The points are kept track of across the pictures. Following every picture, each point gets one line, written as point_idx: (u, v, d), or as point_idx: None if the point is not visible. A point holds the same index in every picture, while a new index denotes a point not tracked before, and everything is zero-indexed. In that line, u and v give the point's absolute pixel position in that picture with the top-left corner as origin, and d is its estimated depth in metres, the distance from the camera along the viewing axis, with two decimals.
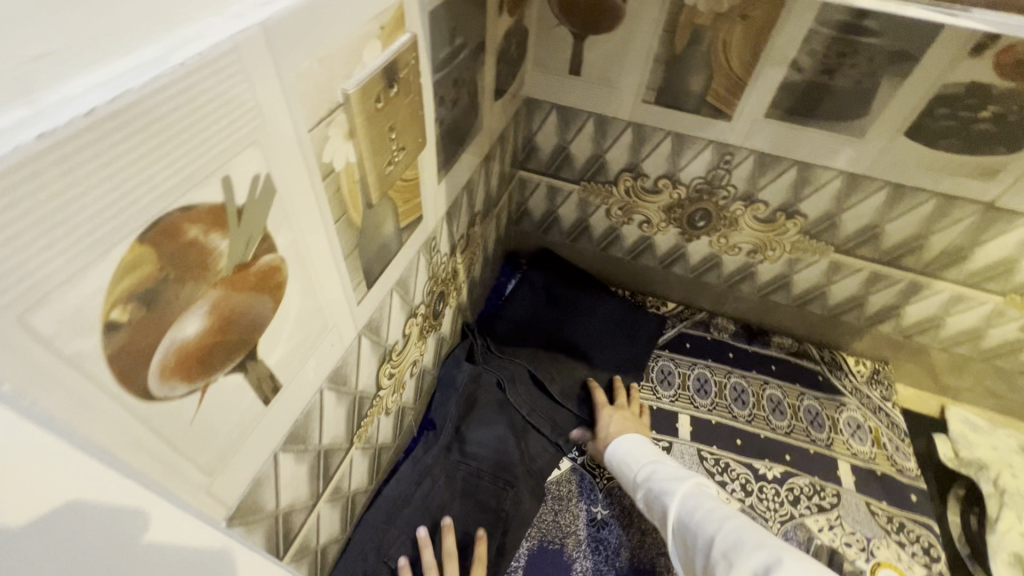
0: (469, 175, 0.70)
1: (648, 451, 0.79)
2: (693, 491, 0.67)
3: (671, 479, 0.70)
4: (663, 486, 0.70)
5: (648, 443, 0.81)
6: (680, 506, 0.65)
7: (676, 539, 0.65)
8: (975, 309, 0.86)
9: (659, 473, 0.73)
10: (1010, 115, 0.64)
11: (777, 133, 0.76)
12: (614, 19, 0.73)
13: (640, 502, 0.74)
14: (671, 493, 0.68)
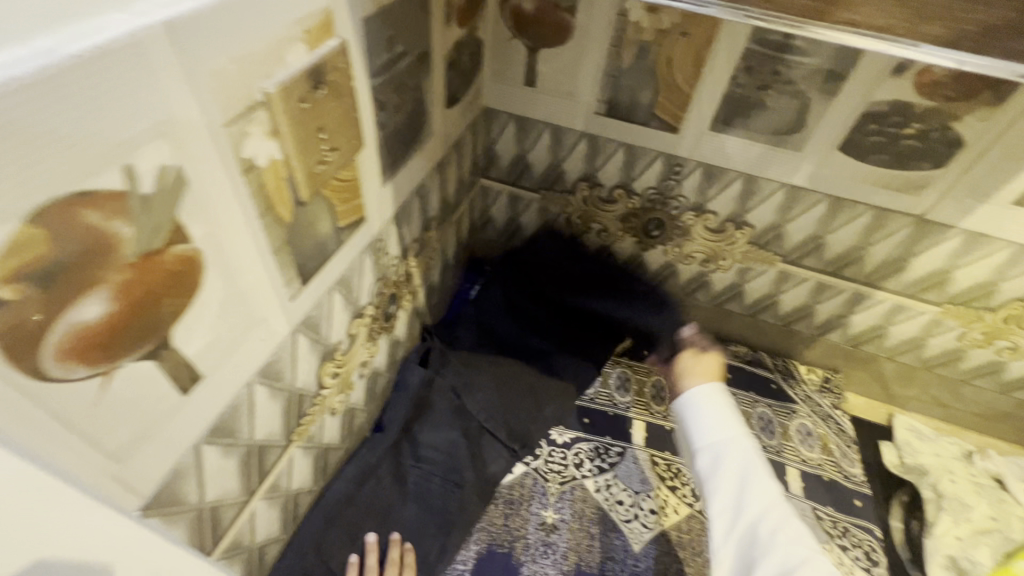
0: (420, 180, 0.72)
1: (732, 424, 0.65)
2: (781, 505, 0.58)
3: (763, 479, 0.60)
4: (752, 486, 0.59)
5: (729, 408, 0.67)
6: (765, 521, 0.57)
7: (730, 534, 0.59)
8: (915, 319, 0.90)
9: (748, 463, 0.61)
10: (931, 132, 0.68)
11: (722, 146, 0.79)
12: (564, 33, 0.75)
13: (700, 468, 0.64)
14: (758, 500, 0.58)
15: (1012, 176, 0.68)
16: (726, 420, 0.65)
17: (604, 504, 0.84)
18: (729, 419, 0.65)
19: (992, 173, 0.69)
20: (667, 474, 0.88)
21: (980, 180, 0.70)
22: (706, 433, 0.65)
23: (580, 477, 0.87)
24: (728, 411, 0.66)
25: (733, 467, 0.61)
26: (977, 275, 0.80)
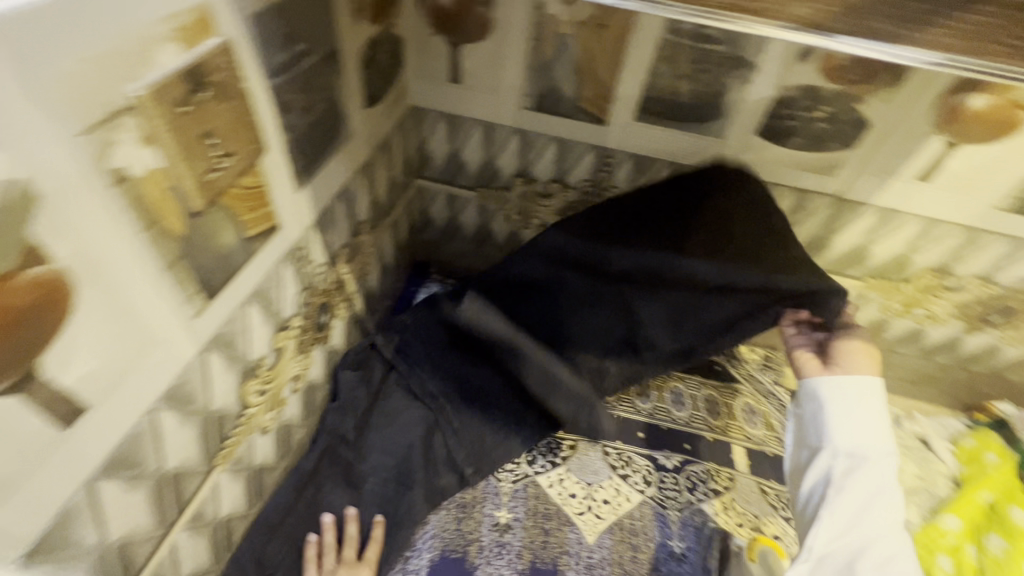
0: (344, 183, 0.70)
1: (879, 433, 0.68)
2: (891, 531, 0.63)
3: (892, 506, 0.64)
4: (878, 512, 0.64)
5: (880, 413, 0.68)
6: (879, 545, 0.62)
7: (834, 548, 0.63)
8: (841, 295, 0.94)
9: (887, 484, 0.65)
10: (839, 115, 0.71)
11: (648, 136, 0.80)
12: (485, 28, 0.74)
13: (836, 470, 0.66)
14: (878, 527, 0.63)
15: (914, 153, 0.72)
16: (870, 427, 0.68)
17: (557, 499, 0.83)
18: (866, 420, 0.68)
19: (897, 151, 0.72)
20: (618, 463, 0.88)
21: (887, 158, 0.74)
22: (847, 437, 0.68)
23: (532, 474, 0.85)
24: (874, 416, 0.68)
25: (864, 477, 0.65)
26: (893, 248, 0.84)
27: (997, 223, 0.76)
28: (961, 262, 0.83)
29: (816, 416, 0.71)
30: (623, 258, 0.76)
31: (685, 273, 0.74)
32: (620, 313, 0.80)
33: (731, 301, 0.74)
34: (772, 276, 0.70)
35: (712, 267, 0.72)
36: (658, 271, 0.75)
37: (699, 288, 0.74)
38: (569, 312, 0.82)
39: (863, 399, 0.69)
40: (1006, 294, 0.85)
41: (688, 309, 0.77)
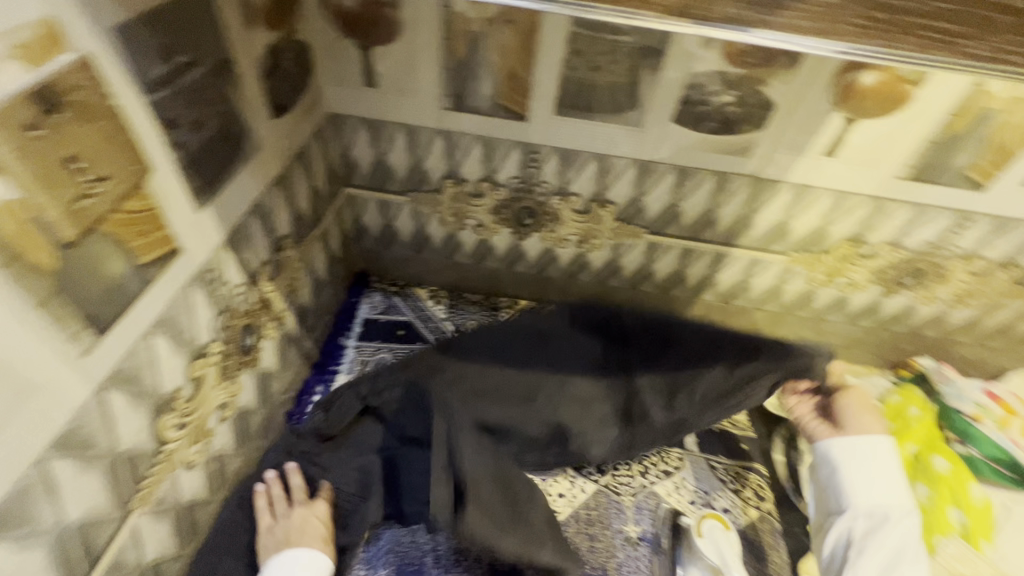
0: (257, 199, 0.67)
1: (894, 482, 0.73)
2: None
3: (911, 556, 0.68)
4: (909, 543, 0.69)
5: (892, 467, 0.74)
6: None
7: None
8: (769, 270, 0.98)
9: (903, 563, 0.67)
10: (746, 98, 0.73)
11: (570, 129, 0.80)
12: (393, 29, 0.73)
13: (856, 535, 0.70)
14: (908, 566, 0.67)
15: (818, 130, 0.75)
16: (883, 478, 0.73)
17: None
18: (881, 477, 0.73)
19: (802, 129, 0.75)
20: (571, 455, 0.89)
21: (794, 136, 0.77)
22: (864, 496, 0.72)
23: None
24: (888, 469, 0.73)
25: (887, 536, 0.69)
26: (810, 222, 0.88)
27: (900, 191, 0.81)
28: (872, 231, 0.88)
29: (830, 478, 0.76)
30: (641, 338, 0.95)
31: (683, 341, 0.93)
32: (607, 395, 0.91)
33: (723, 366, 0.89)
34: (748, 343, 0.90)
35: (700, 333, 0.93)
36: (660, 346, 0.94)
37: (690, 360, 0.91)
38: (572, 390, 0.91)
39: (874, 452, 0.75)
40: (914, 257, 0.91)
41: (686, 381, 0.89)
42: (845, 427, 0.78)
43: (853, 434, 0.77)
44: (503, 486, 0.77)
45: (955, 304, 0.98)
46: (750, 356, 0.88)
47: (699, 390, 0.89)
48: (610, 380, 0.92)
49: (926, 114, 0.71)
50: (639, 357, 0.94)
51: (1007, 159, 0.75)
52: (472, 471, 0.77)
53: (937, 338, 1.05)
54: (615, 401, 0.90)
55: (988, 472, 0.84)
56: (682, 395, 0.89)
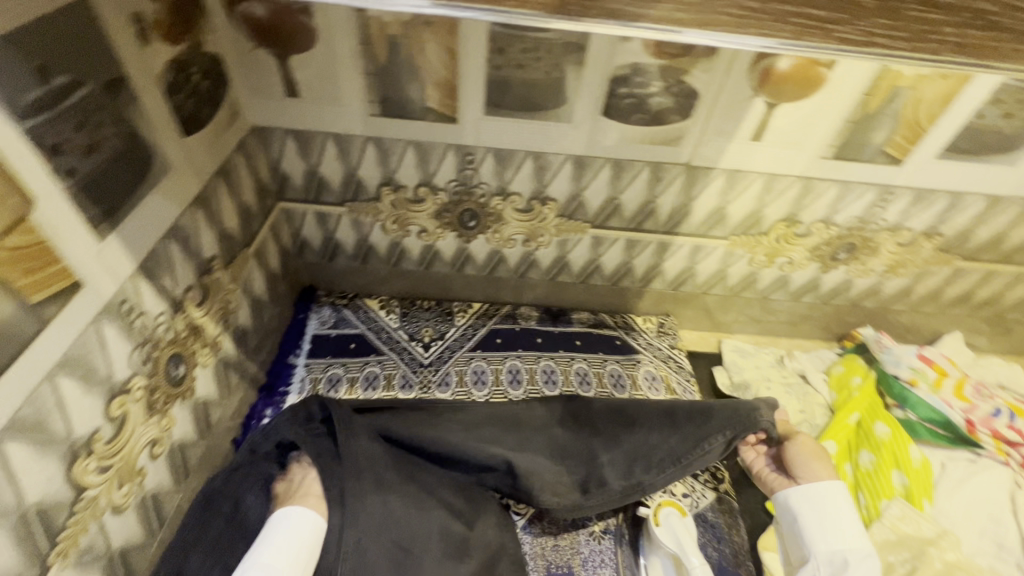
0: (175, 222, 0.63)
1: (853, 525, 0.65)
2: None
3: None
4: None
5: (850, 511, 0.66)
6: None
7: None
8: (713, 255, 1.00)
9: None
10: (671, 89, 0.74)
11: (502, 128, 0.80)
12: (309, 37, 0.70)
13: None
14: None
15: (743, 116, 0.77)
16: (845, 524, 0.65)
17: None
18: (842, 520, 0.65)
19: (728, 115, 0.77)
20: None
21: (722, 123, 0.78)
22: (826, 540, 0.64)
23: None
24: (853, 517, 0.66)
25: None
26: (746, 206, 0.90)
27: (826, 170, 0.84)
28: (804, 210, 0.90)
29: (794, 524, 0.68)
30: (598, 409, 0.84)
31: (639, 413, 0.81)
32: (567, 452, 0.80)
33: (689, 436, 0.76)
34: (711, 410, 0.78)
35: (664, 410, 0.80)
36: (623, 426, 0.81)
37: (652, 430, 0.79)
38: (529, 444, 0.80)
39: (835, 497, 0.67)
40: (846, 232, 0.94)
41: (648, 461, 0.76)
42: (799, 475, 0.71)
43: (807, 481, 0.69)
44: (408, 542, 0.66)
45: (889, 274, 1.02)
46: (700, 419, 0.77)
47: (660, 464, 0.76)
48: (572, 440, 0.81)
49: (843, 95, 0.74)
50: (596, 431, 0.81)
51: (920, 134, 0.78)
52: (398, 508, 0.67)
53: (875, 308, 1.10)
54: (571, 462, 0.79)
55: (928, 434, 0.88)
56: (642, 469, 0.76)
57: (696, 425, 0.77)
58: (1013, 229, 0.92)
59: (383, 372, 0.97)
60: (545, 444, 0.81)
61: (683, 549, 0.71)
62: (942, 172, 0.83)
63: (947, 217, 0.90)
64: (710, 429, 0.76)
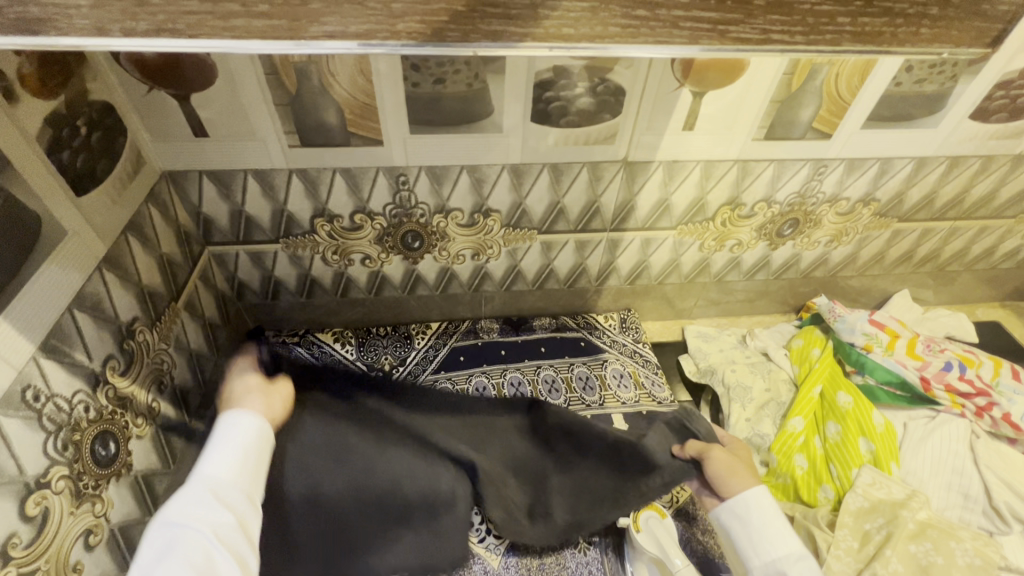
0: (78, 291, 0.58)
1: (778, 532, 0.65)
2: None
3: None
4: None
5: (775, 517, 0.66)
6: None
7: None
8: (664, 246, 0.99)
9: None
10: (597, 87, 0.72)
11: (430, 145, 0.76)
12: (207, 73, 0.65)
13: None
14: None
15: (672, 108, 0.76)
16: (772, 529, 0.65)
17: None
18: (767, 528, 0.65)
19: (657, 109, 0.76)
20: None
21: (653, 116, 0.77)
22: (759, 552, 0.64)
23: None
24: (779, 521, 0.66)
25: None
26: (688, 194, 0.90)
27: (759, 151, 0.84)
28: (745, 192, 0.91)
29: (733, 544, 0.68)
30: (551, 424, 0.83)
31: (586, 442, 0.81)
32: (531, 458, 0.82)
33: (638, 481, 0.77)
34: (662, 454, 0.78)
35: (614, 446, 0.79)
36: (574, 453, 0.81)
37: (600, 467, 0.79)
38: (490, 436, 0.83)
39: (762, 506, 0.67)
40: (788, 209, 0.95)
41: (586, 494, 0.78)
42: (723, 491, 0.71)
43: (732, 494, 0.70)
44: (336, 520, 0.69)
45: (834, 244, 1.04)
46: (645, 462, 0.78)
47: (603, 502, 0.76)
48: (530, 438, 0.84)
49: (765, 77, 0.74)
50: (552, 454, 0.82)
51: (845, 107, 0.79)
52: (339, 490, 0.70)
53: (826, 277, 1.12)
54: (524, 480, 0.80)
55: (887, 398, 0.90)
56: (584, 499, 0.78)
57: (644, 466, 0.77)
58: (943, 186, 0.95)
59: None
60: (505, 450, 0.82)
61: (665, 551, 0.70)
62: (869, 141, 0.85)
63: (880, 183, 0.92)
64: (655, 474, 0.76)
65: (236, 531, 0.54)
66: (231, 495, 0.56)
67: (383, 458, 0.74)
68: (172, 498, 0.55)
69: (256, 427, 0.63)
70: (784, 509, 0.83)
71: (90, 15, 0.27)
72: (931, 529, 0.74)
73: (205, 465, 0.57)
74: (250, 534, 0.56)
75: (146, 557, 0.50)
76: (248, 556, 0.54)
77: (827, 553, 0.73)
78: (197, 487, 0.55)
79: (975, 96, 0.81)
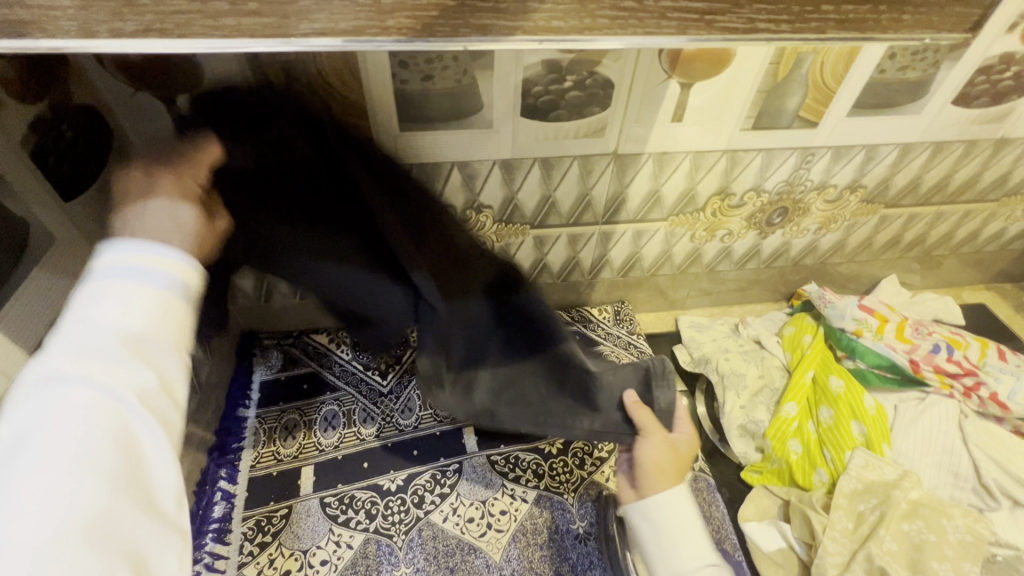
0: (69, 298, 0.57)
1: (687, 538, 0.61)
2: None
3: None
4: None
5: (687, 519, 0.62)
6: None
7: None
8: (655, 238, 1.00)
9: None
10: (586, 81, 0.73)
11: (420, 143, 0.76)
12: None
13: None
14: None
15: (660, 100, 0.76)
16: (684, 534, 0.61)
17: (455, 529, 0.81)
18: (678, 532, 0.62)
19: (646, 101, 0.76)
20: (506, 468, 0.88)
21: (642, 107, 0.77)
22: (666, 559, 0.61)
23: (424, 514, 0.82)
24: (689, 525, 0.62)
25: None
26: (678, 185, 0.90)
27: (747, 142, 0.85)
28: (734, 182, 0.91)
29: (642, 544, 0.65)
30: (517, 311, 0.73)
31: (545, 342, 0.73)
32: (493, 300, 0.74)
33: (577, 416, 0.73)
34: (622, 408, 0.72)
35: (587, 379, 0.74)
36: (525, 346, 0.73)
37: (543, 372, 0.73)
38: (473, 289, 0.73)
39: (677, 508, 0.63)
40: (777, 197, 0.96)
41: (506, 396, 0.75)
42: (641, 488, 0.66)
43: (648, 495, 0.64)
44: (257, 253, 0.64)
45: (822, 231, 1.05)
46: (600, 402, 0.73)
47: (529, 405, 0.75)
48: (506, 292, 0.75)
49: (752, 67, 0.74)
50: (502, 328, 0.73)
51: (830, 95, 0.80)
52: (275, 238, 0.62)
53: (816, 264, 1.14)
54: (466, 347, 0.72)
55: (875, 379, 0.92)
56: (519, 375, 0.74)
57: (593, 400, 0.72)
58: (928, 171, 0.96)
59: (342, 410, 0.93)
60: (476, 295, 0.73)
61: None
62: (855, 128, 0.86)
63: (866, 169, 0.94)
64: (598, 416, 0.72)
65: (162, 395, 0.39)
66: (147, 346, 0.39)
67: (320, 270, 0.66)
68: (50, 345, 0.38)
69: (177, 262, 0.43)
70: (780, 494, 0.85)
71: (75, 16, 0.27)
72: (923, 507, 0.75)
73: (96, 306, 0.39)
74: (180, 396, 0.42)
75: (15, 423, 0.35)
76: (173, 419, 0.40)
77: (822, 534, 0.75)
78: (98, 339, 0.38)
79: (958, 82, 0.82)
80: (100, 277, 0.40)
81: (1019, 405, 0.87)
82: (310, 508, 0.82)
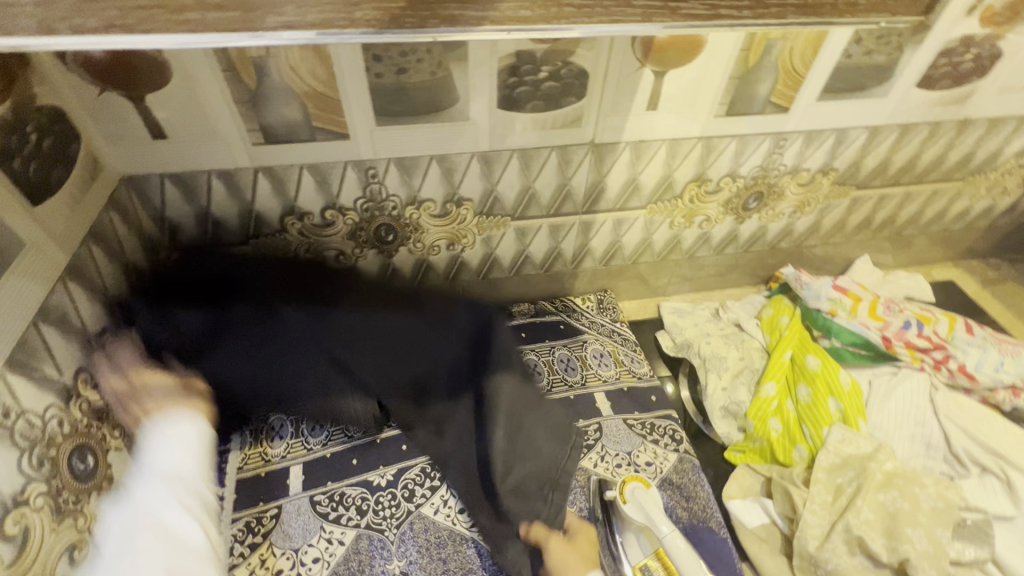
0: (42, 303, 0.56)
1: None
2: None
3: None
4: None
5: None
6: None
7: None
8: (635, 226, 1.01)
9: None
10: (561, 71, 0.73)
11: (397, 138, 0.76)
12: (161, 72, 0.63)
13: None
14: None
15: (635, 88, 0.77)
16: None
17: (447, 521, 0.81)
18: None
19: (621, 90, 0.77)
20: None
21: (617, 96, 0.78)
22: None
23: (415, 507, 0.83)
24: None
25: None
26: (656, 173, 0.91)
27: (721, 128, 0.86)
28: (710, 168, 0.93)
29: None
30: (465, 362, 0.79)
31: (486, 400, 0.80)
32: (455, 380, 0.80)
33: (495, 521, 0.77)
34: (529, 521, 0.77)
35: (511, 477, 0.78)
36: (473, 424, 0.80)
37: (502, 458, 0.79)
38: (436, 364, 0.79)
39: None
40: (752, 182, 0.98)
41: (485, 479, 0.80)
42: None
43: None
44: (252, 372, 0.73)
45: (797, 214, 1.08)
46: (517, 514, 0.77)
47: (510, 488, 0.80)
48: (471, 366, 0.80)
49: (723, 54, 0.75)
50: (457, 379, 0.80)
51: (800, 80, 0.82)
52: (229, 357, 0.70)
53: (792, 247, 1.16)
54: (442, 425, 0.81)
55: (852, 357, 0.94)
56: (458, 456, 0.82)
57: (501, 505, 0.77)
58: (896, 153, 0.99)
59: None
60: (429, 369, 0.79)
61: (653, 519, 0.74)
62: (824, 113, 0.88)
63: (837, 152, 0.96)
64: (501, 528, 0.77)
65: (193, 506, 0.62)
66: (180, 475, 0.64)
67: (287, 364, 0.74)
68: (128, 491, 0.62)
69: (190, 429, 0.66)
70: (762, 472, 0.87)
71: (35, 13, 0.27)
72: (898, 478, 0.78)
73: (150, 463, 0.63)
74: (207, 526, 0.63)
75: (118, 547, 0.59)
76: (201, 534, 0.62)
77: (802, 508, 0.77)
78: (152, 484, 0.62)
79: (921, 65, 0.84)
80: (141, 453, 0.63)
81: (986, 376, 0.92)
82: (299, 507, 0.82)
